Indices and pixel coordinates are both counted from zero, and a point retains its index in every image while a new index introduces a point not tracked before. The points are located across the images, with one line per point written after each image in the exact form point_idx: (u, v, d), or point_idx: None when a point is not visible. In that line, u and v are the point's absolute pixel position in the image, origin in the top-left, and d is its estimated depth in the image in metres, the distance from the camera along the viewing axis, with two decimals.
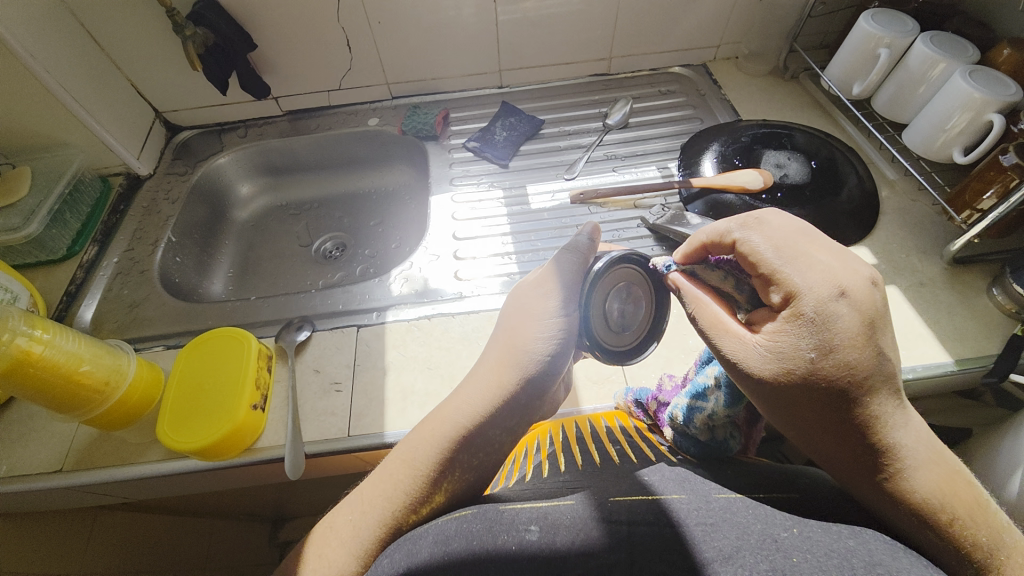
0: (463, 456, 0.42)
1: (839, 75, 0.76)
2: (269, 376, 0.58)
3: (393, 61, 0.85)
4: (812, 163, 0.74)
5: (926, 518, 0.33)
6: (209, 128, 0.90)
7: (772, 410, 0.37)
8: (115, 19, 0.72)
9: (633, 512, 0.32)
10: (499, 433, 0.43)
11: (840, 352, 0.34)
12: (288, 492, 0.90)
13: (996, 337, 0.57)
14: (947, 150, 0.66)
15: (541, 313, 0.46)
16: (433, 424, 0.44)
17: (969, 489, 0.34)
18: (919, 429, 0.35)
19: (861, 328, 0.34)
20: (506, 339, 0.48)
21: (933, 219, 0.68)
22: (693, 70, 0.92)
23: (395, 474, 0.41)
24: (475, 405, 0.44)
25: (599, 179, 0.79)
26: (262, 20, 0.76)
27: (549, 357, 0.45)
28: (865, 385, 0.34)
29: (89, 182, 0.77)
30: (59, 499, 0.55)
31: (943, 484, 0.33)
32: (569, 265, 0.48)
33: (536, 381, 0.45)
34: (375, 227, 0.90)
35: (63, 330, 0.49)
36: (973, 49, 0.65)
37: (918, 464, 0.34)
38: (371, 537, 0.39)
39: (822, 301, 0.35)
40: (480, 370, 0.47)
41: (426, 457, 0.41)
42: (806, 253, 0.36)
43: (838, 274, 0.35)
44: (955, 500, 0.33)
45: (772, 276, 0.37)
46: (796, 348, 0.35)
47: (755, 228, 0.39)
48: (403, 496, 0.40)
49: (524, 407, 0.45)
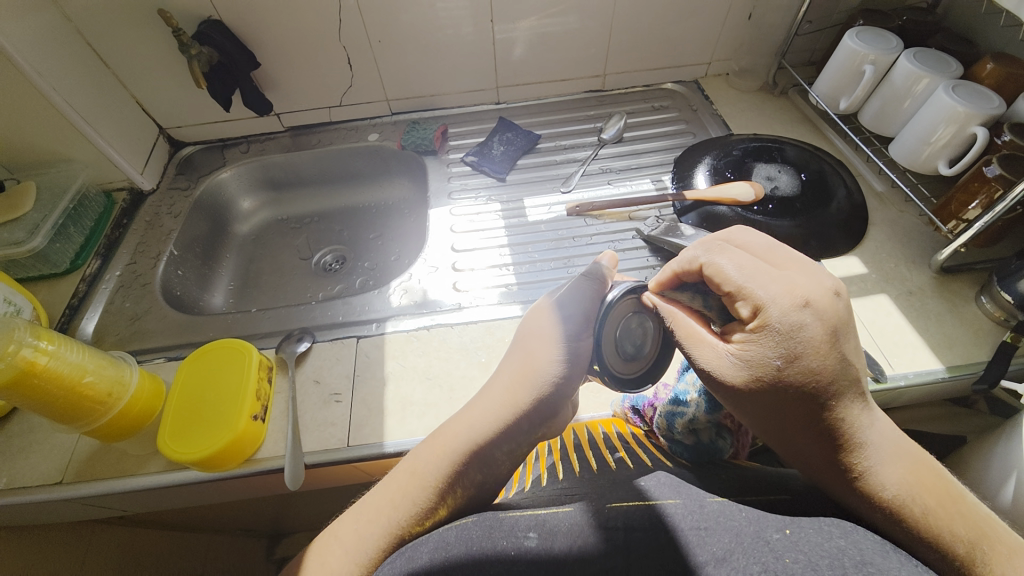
0: (472, 470, 0.42)
1: (826, 91, 0.78)
2: (270, 386, 0.58)
3: (393, 78, 0.87)
4: (802, 175, 0.76)
5: (896, 513, 0.33)
6: (211, 144, 0.92)
7: (745, 413, 0.39)
8: (122, 38, 0.75)
9: (629, 518, 0.33)
10: (509, 449, 0.44)
11: (803, 358, 0.35)
12: (287, 505, 0.89)
13: (986, 345, 0.58)
14: (933, 162, 0.68)
15: (556, 336, 0.47)
16: (443, 438, 0.44)
17: (941, 484, 0.35)
18: (888, 428, 0.36)
19: (825, 337, 0.35)
20: (519, 359, 0.48)
21: (920, 229, 0.69)
22: (686, 86, 0.94)
23: (404, 484, 0.41)
24: (490, 422, 0.44)
25: (595, 192, 0.81)
26: (265, 40, 0.79)
27: (564, 380, 0.45)
28: (829, 389, 0.35)
29: (93, 196, 0.78)
30: (59, 512, 0.55)
31: (913, 479, 0.34)
32: (587, 288, 0.49)
33: (550, 402, 0.45)
34: (374, 240, 0.92)
35: (67, 341, 0.50)
36: (955, 65, 0.68)
37: (887, 460, 0.35)
38: (374, 546, 0.39)
39: (787, 312, 0.36)
40: (493, 388, 0.47)
41: (437, 470, 0.42)
42: (769, 271, 0.38)
43: (801, 287, 0.37)
44: (926, 493, 0.34)
45: (738, 292, 0.38)
46: (763, 357, 0.36)
47: (721, 252, 0.40)
48: (409, 506, 0.40)
49: (536, 428, 0.45)
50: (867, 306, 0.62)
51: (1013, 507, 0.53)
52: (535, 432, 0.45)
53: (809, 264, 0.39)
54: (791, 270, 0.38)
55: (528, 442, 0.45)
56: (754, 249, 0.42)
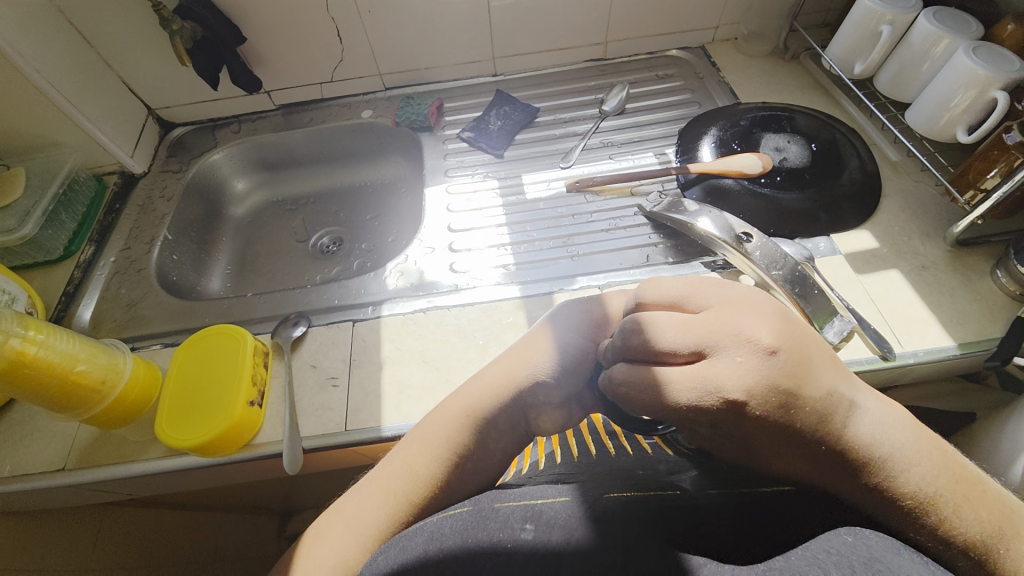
0: (470, 443, 0.42)
1: (840, 55, 0.74)
2: (266, 372, 0.58)
3: (385, 51, 0.84)
4: (812, 146, 0.72)
5: (915, 518, 0.32)
6: (202, 124, 0.89)
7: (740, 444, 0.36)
8: (102, 15, 0.72)
9: (628, 509, 0.32)
10: (510, 428, 0.44)
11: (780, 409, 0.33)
12: (293, 486, 0.91)
13: (1001, 320, 0.56)
14: (950, 130, 0.64)
15: (562, 323, 0.48)
16: (447, 408, 0.45)
17: (959, 478, 0.33)
18: (899, 427, 0.34)
19: (792, 397, 0.33)
20: (525, 342, 0.49)
21: (936, 200, 0.66)
22: (691, 53, 0.90)
23: (411, 454, 0.42)
24: (491, 393, 0.44)
25: (595, 167, 0.78)
26: (250, 12, 0.75)
27: (562, 361, 0.45)
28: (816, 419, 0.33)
29: (83, 181, 0.76)
30: (65, 496, 0.56)
31: (933, 483, 0.32)
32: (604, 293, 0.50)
33: (548, 383, 0.44)
34: (371, 221, 0.90)
35: (56, 330, 0.49)
36: (978, 24, 0.63)
37: (907, 466, 0.32)
38: (379, 515, 0.39)
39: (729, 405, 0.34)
40: (498, 362, 0.48)
41: (442, 440, 0.42)
42: (683, 374, 0.35)
43: (727, 377, 0.34)
44: (947, 494, 0.32)
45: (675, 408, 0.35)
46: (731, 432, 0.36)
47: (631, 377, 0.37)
48: (415, 476, 0.41)
49: (533, 407, 0.44)
50: (877, 282, 0.60)
51: None
52: (531, 412, 0.44)
53: (722, 330, 0.36)
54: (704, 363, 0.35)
55: (524, 422, 0.44)
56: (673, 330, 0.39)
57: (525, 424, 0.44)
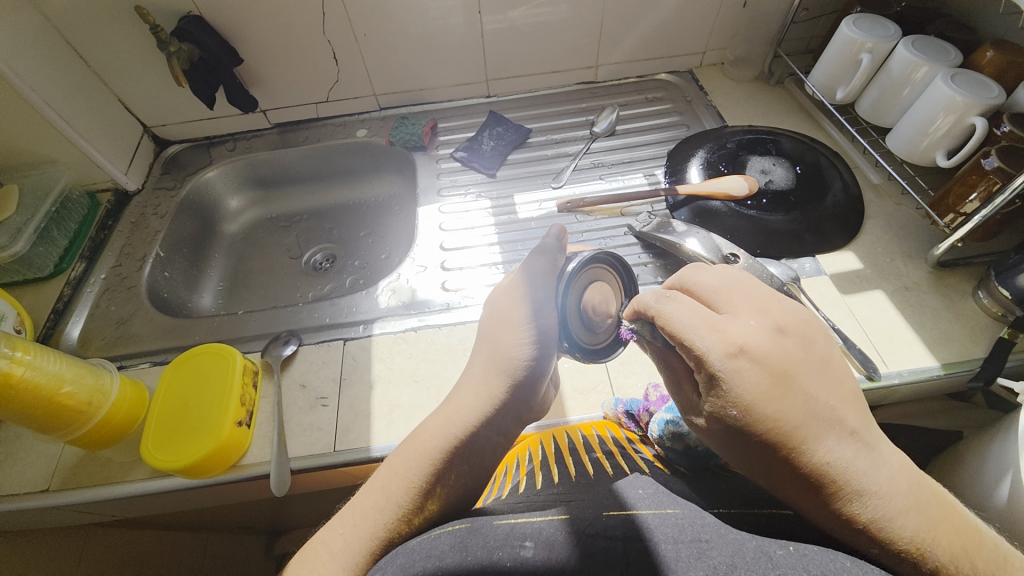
0: (455, 463, 0.41)
1: (823, 81, 0.77)
2: (255, 392, 0.57)
3: (381, 73, 0.86)
4: (797, 168, 0.74)
5: (898, 560, 0.31)
6: (197, 142, 0.90)
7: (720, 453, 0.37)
8: (99, 35, 0.73)
9: (624, 525, 0.32)
10: (494, 438, 0.44)
11: (754, 408, 0.34)
12: (283, 506, 0.89)
13: (983, 341, 0.57)
14: (930, 154, 0.66)
15: (521, 318, 0.47)
16: (424, 435, 0.43)
17: (953, 527, 0.31)
18: (888, 465, 0.33)
19: (771, 380, 0.34)
20: (487, 350, 0.47)
21: (917, 223, 0.68)
22: (680, 77, 0.92)
23: (386, 485, 0.40)
24: (468, 415, 0.43)
25: (586, 187, 0.79)
26: (248, 34, 0.77)
27: (535, 362, 0.45)
28: (799, 435, 0.33)
29: (76, 198, 0.77)
30: (47, 518, 0.55)
31: (926, 529, 0.31)
32: (541, 266, 0.49)
33: (525, 388, 0.45)
34: (365, 238, 0.90)
35: (44, 350, 0.49)
36: (955, 52, 0.66)
37: (891, 504, 0.31)
38: (362, 549, 0.36)
39: (727, 360, 0.34)
40: (468, 380, 0.47)
41: (419, 469, 0.40)
42: (710, 318, 0.36)
43: (738, 334, 0.35)
44: (936, 544, 0.31)
45: (681, 344, 0.36)
46: (721, 408, 0.35)
47: (665, 300, 0.38)
48: (395, 507, 0.38)
49: (516, 412, 0.45)
50: (861, 302, 0.61)
51: (1008, 507, 0.52)
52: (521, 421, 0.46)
53: (751, 300, 0.38)
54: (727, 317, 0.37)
55: (506, 434, 0.45)
56: (704, 291, 0.40)
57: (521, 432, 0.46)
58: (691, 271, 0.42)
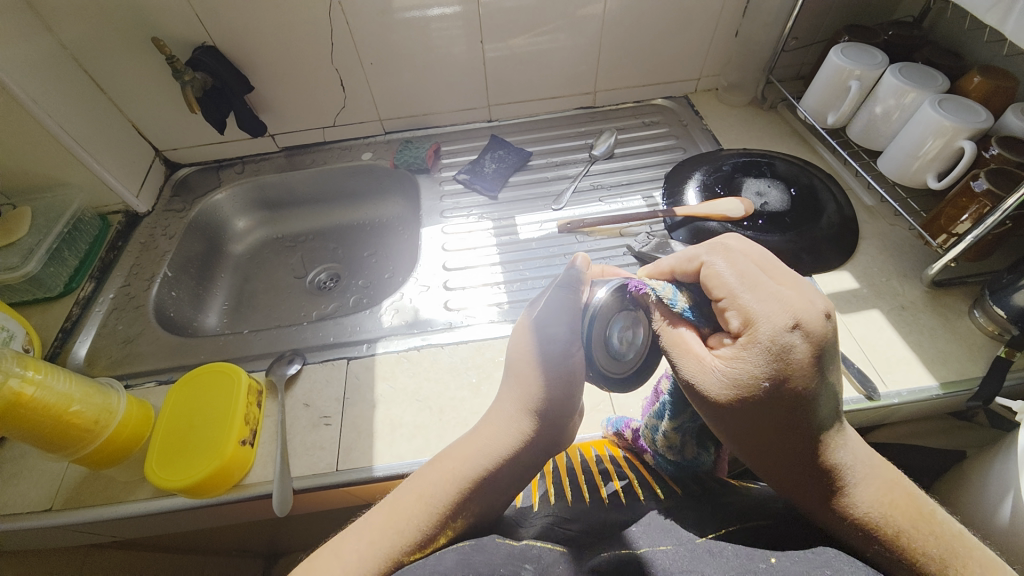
0: (478, 496, 0.41)
1: (814, 106, 0.79)
2: (259, 411, 0.58)
3: (387, 99, 0.89)
4: (792, 190, 0.76)
5: (869, 535, 0.33)
6: (207, 165, 0.93)
7: (722, 423, 0.36)
8: (116, 64, 0.76)
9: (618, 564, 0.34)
10: (515, 480, 0.43)
11: (789, 378, 0.33)
12: (282, 528, 0.88)
13: (980, 359, 0.58)
14: (921, 175, 0.68)
15: (544, 360, 0.45)
16: (451, 459, 0.43)
17: (914, 504, 0.34)
18: (861, 445, 0.35)
19: (811, 359, 0.33)
20: (513, 385, 0.46)
21: (911, 243, 0.69)
22: (676, 102, 0.95)
23: (408, 505, 0.40)
24: (497, 448, 0.43)
25: (586, 209, 0.81)
26: (259, 63, 0.80)
27: (563, 400, 0.44)
28: (812, 410, 0.33)
29: (88, 220, 0.78)
30: (47, 539, 0.54)
31: (887, 500, 0.33)
32: (564, 300, 0.46)
33: (554, 428, 0.44)
34: (369, 258, 0.92)
35: (54, 370, 0.50)
36: (942, 78, 0.68)
37: (861, 480, 0.34)
38: (376, 566, 0.37)
39: (777, 330, 0.33)
40: (497, 413, 0.46)
41: (446, 497, 0.40)
42: (766, 284, 0.35)
43: (795, 305, 0.34)
44: (899, 515, 0.33)
45: (731, 302, 0.35)
46: (751, 374, 0.34)
47: (721, 255, 0.38)
48: (414, 532, 0.38)
49: (543, 451, 0.44)
50: (859, 321, 0.62)
51: (1011, 526, 0.52)
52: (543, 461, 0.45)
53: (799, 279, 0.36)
54: (785, 285, 0.35)
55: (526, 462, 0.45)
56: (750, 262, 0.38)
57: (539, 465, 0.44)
58: (731, 239, 0.39)
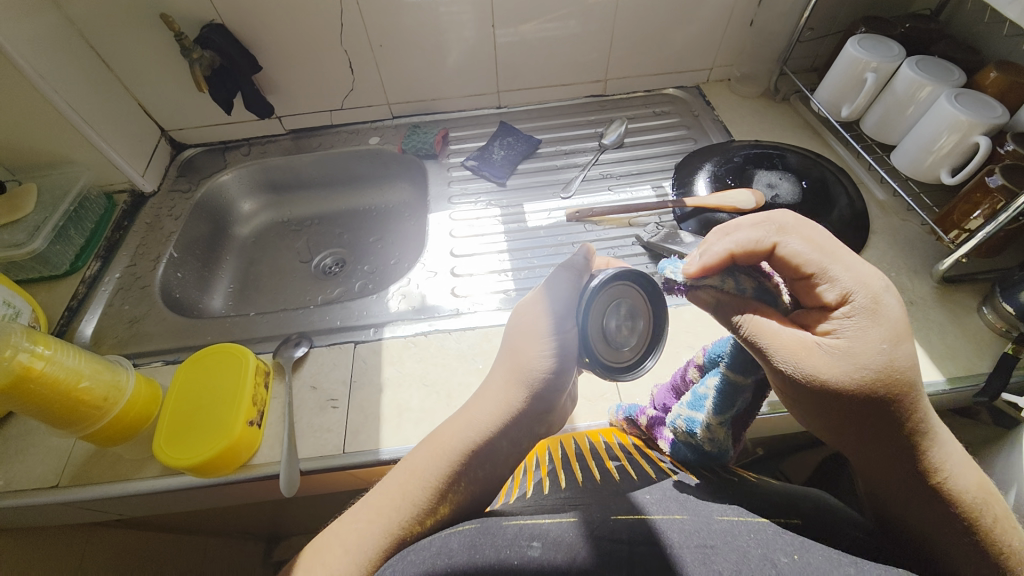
0: (470, 468, 0.42)
1: (828, 98, 0.78)
2: (266, 392, 0.58)
3: (396, 83, 0.88)
4: (803, 183, 0.75)
5: (955, 500, 0.36)
6: (213, 146, 0.92)
7: (830, 408, 0.36)
8: (123, 41, 0.75)
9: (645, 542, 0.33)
10: (507, 447, 0.44)
11: (900, 347, 0.34)
12: (284, 510, 0.89)
13: (988, 356, 0.58)
14: (935, 171, 0.67)
15: (540, 331, 0.45)
16: (442, 435, 0.43)
17: (969, 466, 0.38)
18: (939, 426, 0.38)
19: (902, 325, 0.35)
20: (508, 359, 0.47)
21: (922, 239, 0.69)
22: (687, 92, 0.94)
23: (402, 482, 0.40)
24: (486, 422, 0.43)
25: (595, 198, 0.80)
26: (267, 43, 0.79)
27: (556, 375, 0.44)
28: (915, 379, 0.35)
29: (93, 199, 0.78)
30: (54, 515, 0.55)
31: (962, 464, 0.36)
32: (567, 280, 0.47)
33: (543, 399, 0.45)
34: (374, 243, 0.92)
35: (64, 346, 0.50)
36: (959, 72, 0.67)
37: (955, 465, 0.36)
38: (378, 543, 0.37)
39: (876, 299, 0.35)
40: (489, 387, 0.46)
41: (436, 470, 0.41)
42: (846, 253, 0.37)
43: (875, 275, 0.36)
44: (969, 478, 0.36)
45: (825, 277, 0.36)
46: (868, 348, 0.34)
47: (790, 231, 0.38)
48: (410, 506, 0.39)
49: (534, 422, 0.45)
50: None
51: None
52: (534, 430, 0.46)
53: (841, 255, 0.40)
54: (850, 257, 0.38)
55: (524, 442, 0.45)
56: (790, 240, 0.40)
57: (530, 441, 0.46)
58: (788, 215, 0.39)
